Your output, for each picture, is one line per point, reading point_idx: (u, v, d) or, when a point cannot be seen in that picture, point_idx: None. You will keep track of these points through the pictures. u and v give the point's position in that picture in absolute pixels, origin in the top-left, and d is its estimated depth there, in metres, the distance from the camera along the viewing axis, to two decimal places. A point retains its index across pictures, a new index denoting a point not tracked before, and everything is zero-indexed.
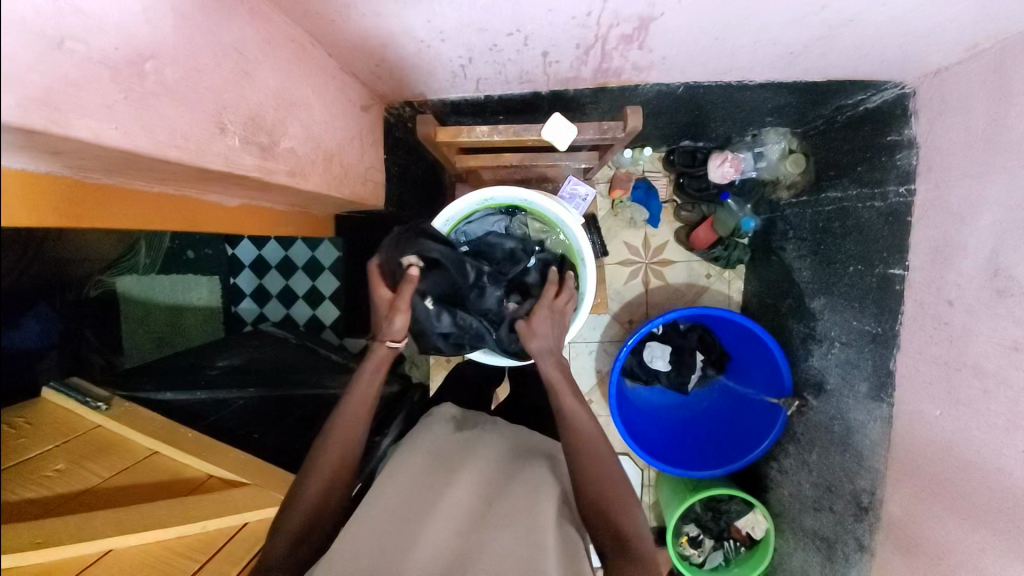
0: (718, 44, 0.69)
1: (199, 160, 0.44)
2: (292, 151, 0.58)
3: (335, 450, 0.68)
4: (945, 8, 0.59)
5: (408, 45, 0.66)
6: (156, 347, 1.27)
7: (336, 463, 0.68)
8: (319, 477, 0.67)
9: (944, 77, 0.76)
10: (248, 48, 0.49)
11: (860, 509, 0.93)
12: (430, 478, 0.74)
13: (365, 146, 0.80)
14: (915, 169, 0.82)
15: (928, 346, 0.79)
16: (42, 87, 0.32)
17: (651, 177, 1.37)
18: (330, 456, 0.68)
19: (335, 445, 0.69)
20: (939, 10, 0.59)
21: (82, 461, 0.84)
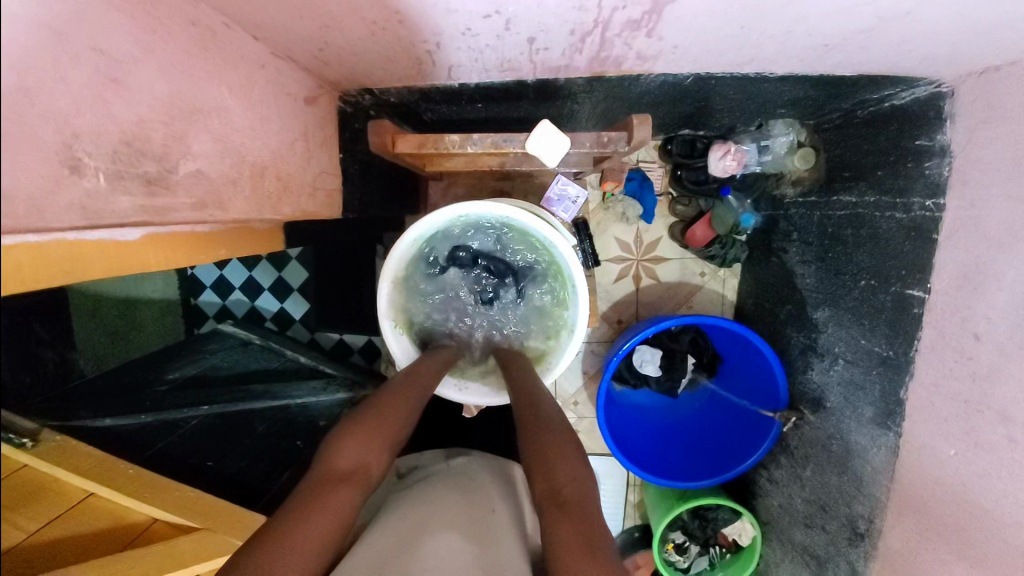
0: (743, 33, 0.56)
1: (36, 220, 0.33)
2: (199, 175, 0.47)
3: (387, 414, 0.67)
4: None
5: (358, 27, 0.52)
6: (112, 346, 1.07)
7: (382, 429, 0.66)
8: (363, 438, 0.63)
9: (994, 76, 0.66)
10: (112, 47, 0.38)
11: (855, 534, 0.90)
12: (418, 511, 0.78)
13: (315, 145, 0.67)
14: (947, 181, 0.73)
15: (948, 380, 0.73)
16: None
17: (646, 167, 1.27)
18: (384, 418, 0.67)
19: (387, 412, 0.67)
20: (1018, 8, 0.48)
21: (4, 511, 0.73)
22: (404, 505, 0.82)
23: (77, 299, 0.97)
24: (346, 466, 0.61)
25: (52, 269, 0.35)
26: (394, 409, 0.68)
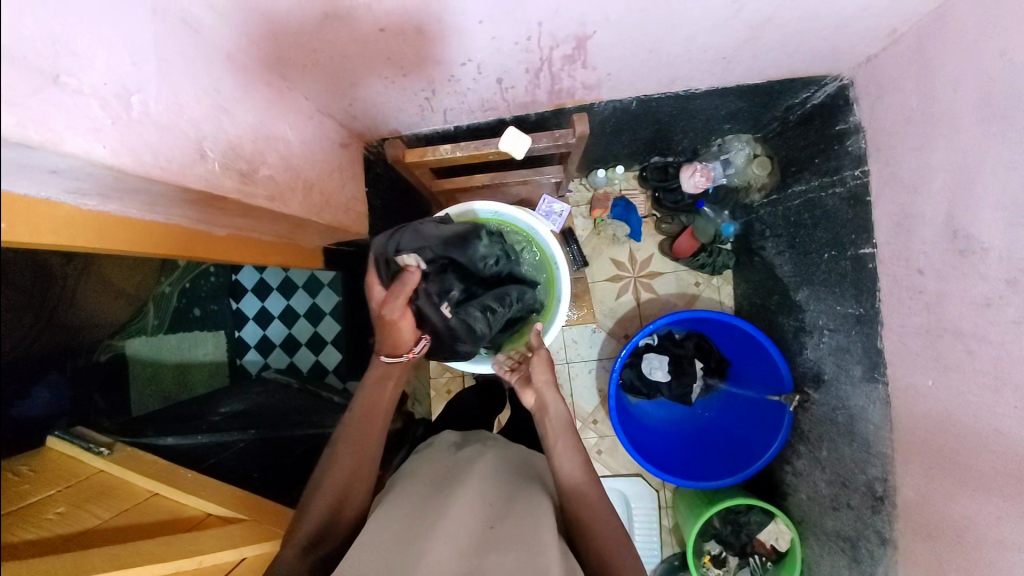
0: (654, 56, 0.76)
1: (182, 179, 0.49)
2: (271, 178, 0.65)
3: (345, 466, 0.73)
4: None
5: (376, 84, 0.73)
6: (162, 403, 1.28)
7: (342, 483, 0.73)
8: (324, 498, 0.71)
9: (874, 64, 0.83)
10: (225, 90, 0.56)
11: (875, 499, 0.89)
12: (432, 490, 0.73)
13: (345, 179, 0.87)
14: (866, 152, 0.87)
15: (909, 318, 0.79)
16: (38, 110, 0.35)
17: (628, 195, 1.39)
18: (341, 466, 0.73)
19: (345, 459, 0.74)
20: None
21: (82, 505, 0.84)
22: (431, 468, 0.81)
23: (139, 369, 1.25)
24: (315, 523, 0.69)
25: (110, 233, 0.50)
26: (372, 431, 0.78)
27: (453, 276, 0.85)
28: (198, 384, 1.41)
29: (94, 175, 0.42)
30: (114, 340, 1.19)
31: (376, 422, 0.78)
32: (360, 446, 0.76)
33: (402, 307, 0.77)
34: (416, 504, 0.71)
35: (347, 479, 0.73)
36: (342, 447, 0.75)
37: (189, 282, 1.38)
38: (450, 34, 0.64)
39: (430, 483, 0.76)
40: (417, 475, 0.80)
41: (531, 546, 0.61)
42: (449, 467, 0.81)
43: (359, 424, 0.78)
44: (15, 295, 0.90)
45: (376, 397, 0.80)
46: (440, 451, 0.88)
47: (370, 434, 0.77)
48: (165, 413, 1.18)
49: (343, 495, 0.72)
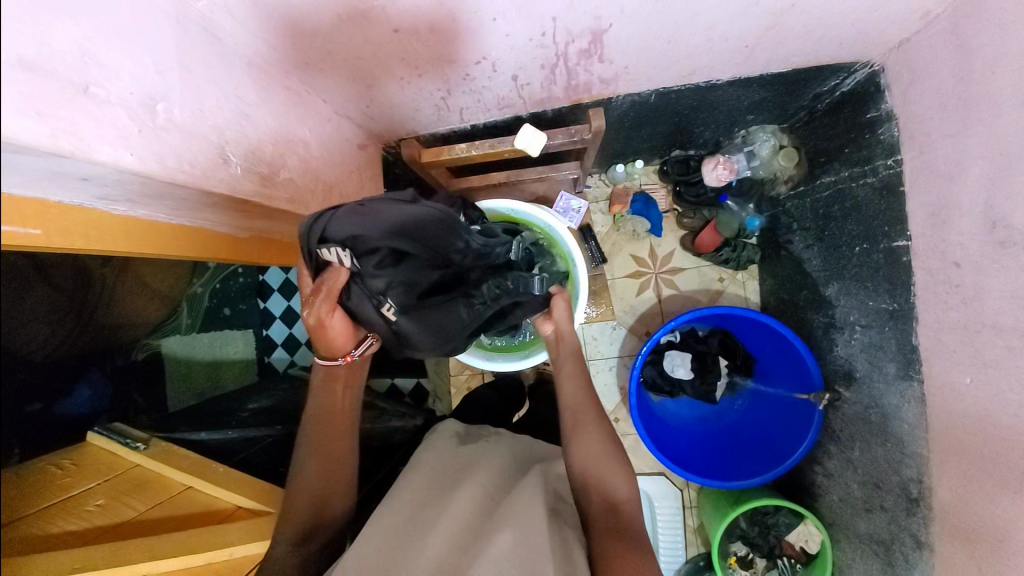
0: (672, 47, 0.74)
1: (205, 184, 0.51)
2: (290, 181, 0.66)
3: (315, 469, 0.74)
4: None
5: (392, 85, 0.74)
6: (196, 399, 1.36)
7: (319, 485, 0.73)
8: (302, 501, 0.72)
9: (908, 47, 0.79)
10: (246, 96, 0.58)
11: (910, 502, 0.86)
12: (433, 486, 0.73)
13: (364, 180, 0.89)
14: (899, 140, 0.83)
15: (946, 313, 0.75)
16: (70, 121, 0.37)
17: (649, 190, 1.37)
18: (311, 470, 0.74)
19: (314, 464, 0.74)
20: None
21: (120, 497, 0.89)
22: (429, 457, 0.80)
23: (175, 367, 1.34)
24: (300, 523, 0.70)
25: (136, 237, 0.52)
26: (337, 433, 0.77)
27: (408, 268, 0.69)
28: (228, 382, 1.45)
29: (122, 182, 0.44)
30: (150, 339, 1.27)
31: (339, 424, 0.78)
32: (328, 447, 0.76)
33: (329, 308, 0.68)
34: (420, 496, 0.70)
35: (322, 481, 0.74)
36: (307, 453, 0.75)
37: (218, 283, 1.43)
38: (463, 33, 0.64)
39: (436, 472, 0.76)
40: (420, 461, 0.79)
41: (530, 547, 0.59)
42: (453, 459, 0.80)
43: (321, 428, 0.77)
44: (61, 298, 0.96)
45: (336, 398, 0.78)
46: (443, 439, 0.86)
47: (336, 435, 0.77)
48: (197, 409, 1.23)
49: (323, 494, 0.73)
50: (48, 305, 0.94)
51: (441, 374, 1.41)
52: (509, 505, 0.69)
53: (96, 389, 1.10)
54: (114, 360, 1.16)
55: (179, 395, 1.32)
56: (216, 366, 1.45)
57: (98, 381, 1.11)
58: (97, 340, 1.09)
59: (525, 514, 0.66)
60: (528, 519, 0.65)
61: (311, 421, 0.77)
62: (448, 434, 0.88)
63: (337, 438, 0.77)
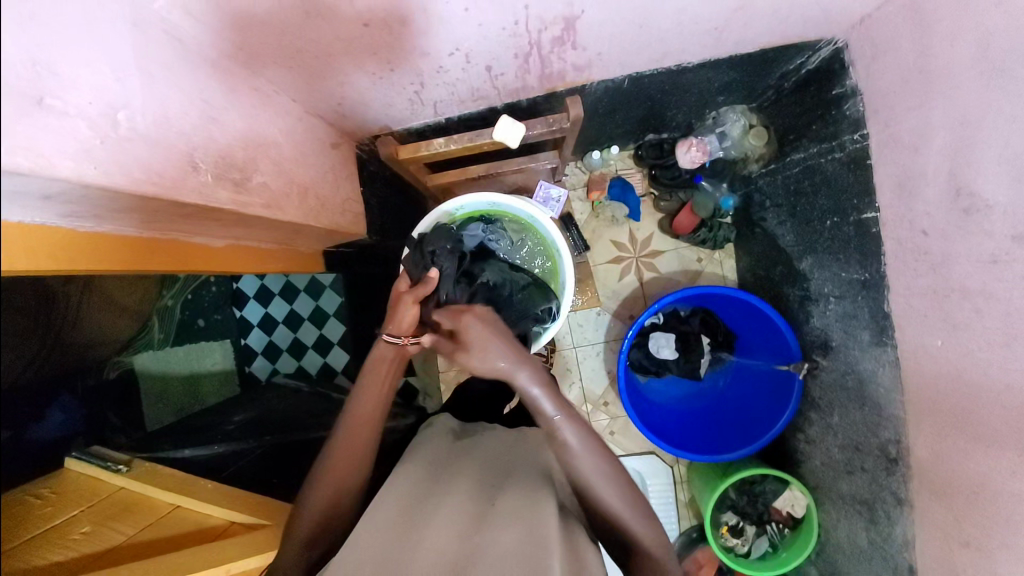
0: (644, 31, 0.74)
1: (176, 194, 0.48)
2: (265, 186, 0.64)
3: (337, 472, 0.71)
4: None
5: (363, 80, 0.71)
6: (177, 415, 1.28)
7: (335, 488, 0.71)
8: (319, 500, 0.70)
9: (868, 24, 0.81)
10: (212, 99, 0.55)
11: (890, 461, 0.90)
12: (430, 483, 0.71)
13: (339, 179, 0.87)
14: (864, 115, 0.85)
15: (916, 280, 0.79)
16: (25, 136, 0.35)
17: (625, 175, 1.37)
18: (335, 471, 0.71)
19: (337, 467, 0.71)
20: None
21: (107, 522, 0.85)
22: (425, 454, 0.78)
23: (149, 384, 1.25)
24: (311, 525, 0.69)
25: (106, 253, 0.50)
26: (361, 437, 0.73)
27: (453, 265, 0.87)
28: (208, 395, 1.39)
29: (88, 198, 0.42)
30: (121, 356, 1.20)
31: (371, 422, 0.74)
32: (355, 448, 0.73)
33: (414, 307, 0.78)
34: (416, 489, 0.70)
35: (340, 485, 0.71)
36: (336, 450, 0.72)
37: (189, 293, 1.39)
38: (435, 24, 0.62)
39: (432, 465, 0.75)
40: (416, 456, 0.78)
41: (533, 540, 0.58)
42: (449, 453, 0.79)
43: (353, 426, 0.74)
44: (22, 320, 0.92)
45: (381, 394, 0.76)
46: (439, 434, 0.86)
47: (366, 437, 0.73)
48: (179, 426, 1.19)
49: (335, 501, 0.71)
50: (9, 329, 0.90)
51: (429, 372, 1.39)
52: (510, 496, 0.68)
53: (68, 411, 1.04)
54: (86, 380, 1.10)
55: (159, 413, 1.25)
56: (195, 378, 1.38)
57: (70, 404, 1.04)
58: (68, 360, 1.04)
59: (526, 506, 0.65)
60: (529, 510, 0.64)
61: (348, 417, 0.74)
62: (444, 429, 0.87)
63: (365, 440, 0.74)
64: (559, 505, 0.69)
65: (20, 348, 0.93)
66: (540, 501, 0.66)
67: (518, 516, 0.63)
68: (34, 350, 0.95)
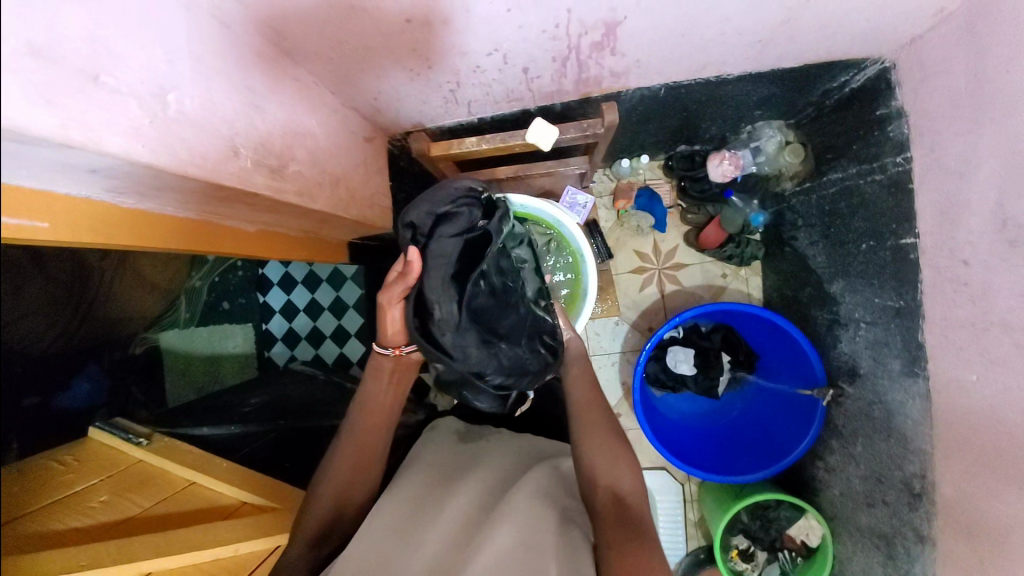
0: (685, 41, 0.73)
1: (216, 176, 0.49)
2: (299, 174, 0.65)
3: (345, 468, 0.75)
4: None
5: (400, 76, 0.72)
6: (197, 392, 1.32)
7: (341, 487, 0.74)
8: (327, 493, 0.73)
9: (919, 44, 0.78)
10: (255, 87, 0.57)
11: (913, 497, 0.86)
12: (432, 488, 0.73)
13: (369, 173, 0.88)
14: (908, 137, 0.82)
15: (953, 310, 0.75)
16: (81, 111, 0.36)
17: (653, 185, 1.35)
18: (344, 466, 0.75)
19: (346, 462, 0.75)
20: None
21: (125, 493, 0.87)
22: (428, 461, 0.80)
23: (173, 360, 1.29)
24: (318, 514, 0.72)
25: (147, 230, 0.51)
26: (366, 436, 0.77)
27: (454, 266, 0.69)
28: (227, 377, 1.44)
29: (133, 175, 0.43)
30: (149, 332, 1.24)
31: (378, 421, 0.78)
32: (367, 447, 0.76)
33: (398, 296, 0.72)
34: (418, 496, 0.72)
35: (349, 481, 0.75)
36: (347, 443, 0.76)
37: (216, 276, 1.41)
38: (475, 24, 0.63)
39: (435, 469, 0.78)
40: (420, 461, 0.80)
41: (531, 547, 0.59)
42: (451, 458, 0.82)
43: (360, 425, 0.77)
44: (58, 289, 1.00)
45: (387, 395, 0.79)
46: (444, 438, 0.88)
47: (375, 438, 0.77)
48: (198, 404, 1.22)
49: (342, 497, 0.74)
50: (43, 297, 0.97)
51: None
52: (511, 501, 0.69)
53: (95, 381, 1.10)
54: (112, 353, 1.14)
55: (180, 390, 1.28)
56: (215, 360, 1.43)
57: (97, 374, 1.10)
58: (99, 332, 1.10)
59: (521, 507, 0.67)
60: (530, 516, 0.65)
61: (356, 417, 0.77)
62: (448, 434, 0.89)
63: (373, 442, 0.77)
64: (557, 507, 0.70)
65: (55, 315, 1.01)
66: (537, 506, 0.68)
67: (516, 519, 0.65)
68: (67, 318, 1.03)
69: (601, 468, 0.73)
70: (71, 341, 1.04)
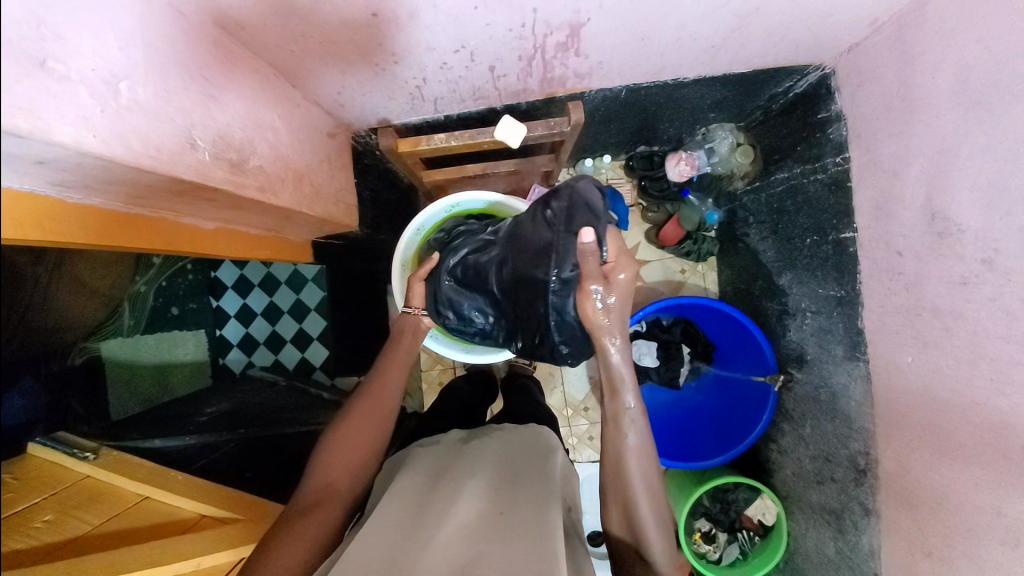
0: (645, 44, 0.77)
1: (174, 169, 0.47)
2: (261, 169, 0.63)
3: (352, 428, 0.75)
4: None
5: (366, 71, 0.71)
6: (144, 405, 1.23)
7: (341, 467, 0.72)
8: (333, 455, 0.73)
9: (855, 53, 0.85)
10: (213, 77, 0.55)
11: (858, 472, 0.94)
12: (434, 488, 0.69)
13: (334, 169, 0.86)
14: (847, 139, 0.90)
15: (889, 298, 0.82)
16: (26, 98, 0.34)
17: (615, 184, 1.39)
18: (350, 427, 0.75)
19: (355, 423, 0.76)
20: None
21: (70, 512, 0.82)
22: (429, 464, 0.76)
23: (117, 371, 1.21)
24: (323, 480, 0.71)
25: (97, 229, 0.49)
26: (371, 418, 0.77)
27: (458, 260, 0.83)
28: (178, 386, 1.35)
29: (86, 168, 0.41)
30: (88, 342, 1.15)
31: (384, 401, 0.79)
32: (375, 408, 0.78)
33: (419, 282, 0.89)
34: (419, 496, 0.67)
35: (358, 442, 0.75)
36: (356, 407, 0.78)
37: (162, 280, 1.35)
38: (444, 20, 0.63)
39: (436, 472, 0.73)
40: (420, 464, 0.76)
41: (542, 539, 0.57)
42: (454, 459, 0.78)
43: (367, 401, 0.79)
44: None
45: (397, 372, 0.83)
46: (445, 445, 0.83)
47: (383, 400, 0.80)
48: (148, 415, 1.14)
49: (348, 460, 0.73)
50: None
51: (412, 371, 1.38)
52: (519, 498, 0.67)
53: (28, 395, 0.95)
54: (48, 364, 1.02)
55: (123, 398, 1.20)
56: (166, 368, 1.34)
57: (31, 387, 0.96)
58: (31, 344, 0.96)
59: (534, 512, 0.62)
60: (537, 512, 0.63)
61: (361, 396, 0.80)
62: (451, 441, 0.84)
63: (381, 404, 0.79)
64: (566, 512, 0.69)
65: None
66: (548, 509, 0.64)
67: (522, 514, 0.62)
68: None
69: (628, 517, 0.69)
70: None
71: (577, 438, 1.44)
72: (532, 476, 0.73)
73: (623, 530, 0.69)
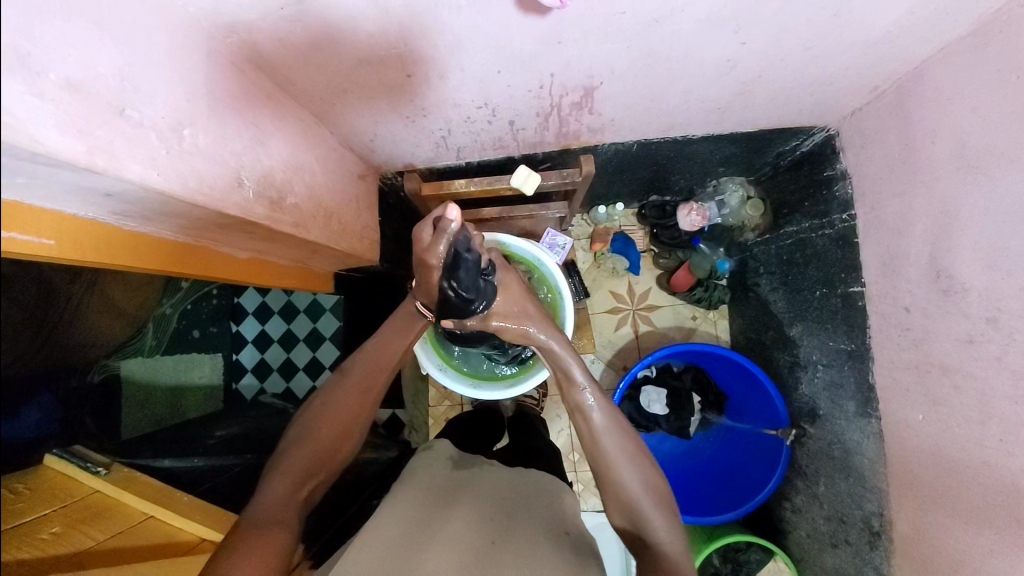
0: (654, 105, 0.82)
1: (221, 206, 0.53)
2: (296, 207, 0.68)
3: (319, 439, 0.69)
4: (841, 54, 0.73)
5: (396, 122, 0.78)
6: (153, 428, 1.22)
7: (312, 461, 0.67)
8: (293, 466, 0.66)
9: (859, 116, 0.89)
10: (263, 124, 0.61)
11: (873, 535, 0.90)
12: (428, 509, 0.71)
13: (361, 208, 0.92)
14: (852, 197, 0.93)
15: (898, 354, 0.82)
16: (104, 140, 0.39)
17: (628, 231, 1.43)
18: (320, 434, 0.69)
19: (324, 431, 0.69)
20: (837, 56, 0.73)
21: (76, 526, 0.82)
22: (425, 479, 0.78)
23: (133, 391, 1.20)
24: (292, 473, 0.66)
25: (145, 254, 0.54)
26: (351, 407, 0.72)
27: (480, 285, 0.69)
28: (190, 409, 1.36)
29: (146, 201, 0.46)
30: (109, 360, 1.12)
31: (367, 391, 0.74)
32: (345, 415, 0.71)
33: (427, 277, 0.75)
34: (417, 512, 0.70)
35: (322, 453, 0.68)
36: (329, 408, 0.71)
37: (189, 304, 1.35)
38: (470, 81, 0.69)
39: (433, 492, 0.75)
40: (418, 479, 0.78)
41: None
42: (451, 479, 0.80)
43: (349, 389, 0.73)
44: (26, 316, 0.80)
45: (387, 354, 0.77)
46: (440, 461, 0.85)
47: (360, 402, 0.73)
48: (160, 434, 1.17)
49: (309, 475, 0.67)
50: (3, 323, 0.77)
51: (420, 405, 1.39)
52: (513, 526, 0.69)
53: (44, 410, 0.89)
54: (69, 380, 0.98)
55: (135, 422, 1.18)
56: (179, 390, 1.35)
57: (47, 403, 0.90)
58: (52, 360, 0.91)
59: (525, 545, 0.66)
60: (528, 547, 0.66)
61: (344, 383, 0.74)
62: (445, 457, 0.86)
63: (356, 412, 0.72)
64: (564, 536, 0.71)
65: (14, 342, 0.79)
66: (540, 543, 0.67)
67: (513, 546, 0.65)
68: (25, 346, 0.82)
69: (632, 522, 0.68)
70: (26, 368, 0.83)
71: (582, 483, 1.40)
72: (521, 508, 0.75)
73: (630, 527, 0.68)
